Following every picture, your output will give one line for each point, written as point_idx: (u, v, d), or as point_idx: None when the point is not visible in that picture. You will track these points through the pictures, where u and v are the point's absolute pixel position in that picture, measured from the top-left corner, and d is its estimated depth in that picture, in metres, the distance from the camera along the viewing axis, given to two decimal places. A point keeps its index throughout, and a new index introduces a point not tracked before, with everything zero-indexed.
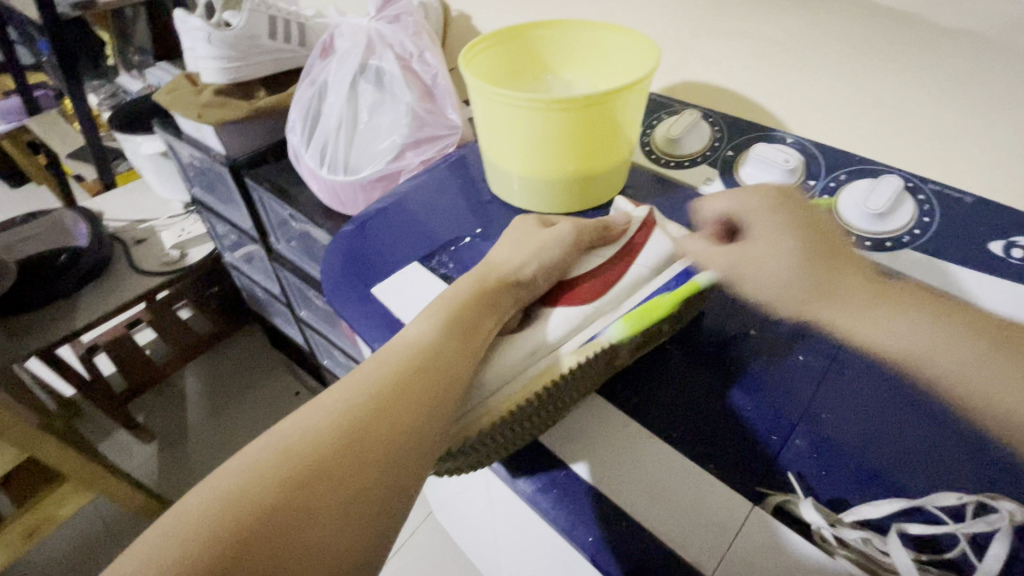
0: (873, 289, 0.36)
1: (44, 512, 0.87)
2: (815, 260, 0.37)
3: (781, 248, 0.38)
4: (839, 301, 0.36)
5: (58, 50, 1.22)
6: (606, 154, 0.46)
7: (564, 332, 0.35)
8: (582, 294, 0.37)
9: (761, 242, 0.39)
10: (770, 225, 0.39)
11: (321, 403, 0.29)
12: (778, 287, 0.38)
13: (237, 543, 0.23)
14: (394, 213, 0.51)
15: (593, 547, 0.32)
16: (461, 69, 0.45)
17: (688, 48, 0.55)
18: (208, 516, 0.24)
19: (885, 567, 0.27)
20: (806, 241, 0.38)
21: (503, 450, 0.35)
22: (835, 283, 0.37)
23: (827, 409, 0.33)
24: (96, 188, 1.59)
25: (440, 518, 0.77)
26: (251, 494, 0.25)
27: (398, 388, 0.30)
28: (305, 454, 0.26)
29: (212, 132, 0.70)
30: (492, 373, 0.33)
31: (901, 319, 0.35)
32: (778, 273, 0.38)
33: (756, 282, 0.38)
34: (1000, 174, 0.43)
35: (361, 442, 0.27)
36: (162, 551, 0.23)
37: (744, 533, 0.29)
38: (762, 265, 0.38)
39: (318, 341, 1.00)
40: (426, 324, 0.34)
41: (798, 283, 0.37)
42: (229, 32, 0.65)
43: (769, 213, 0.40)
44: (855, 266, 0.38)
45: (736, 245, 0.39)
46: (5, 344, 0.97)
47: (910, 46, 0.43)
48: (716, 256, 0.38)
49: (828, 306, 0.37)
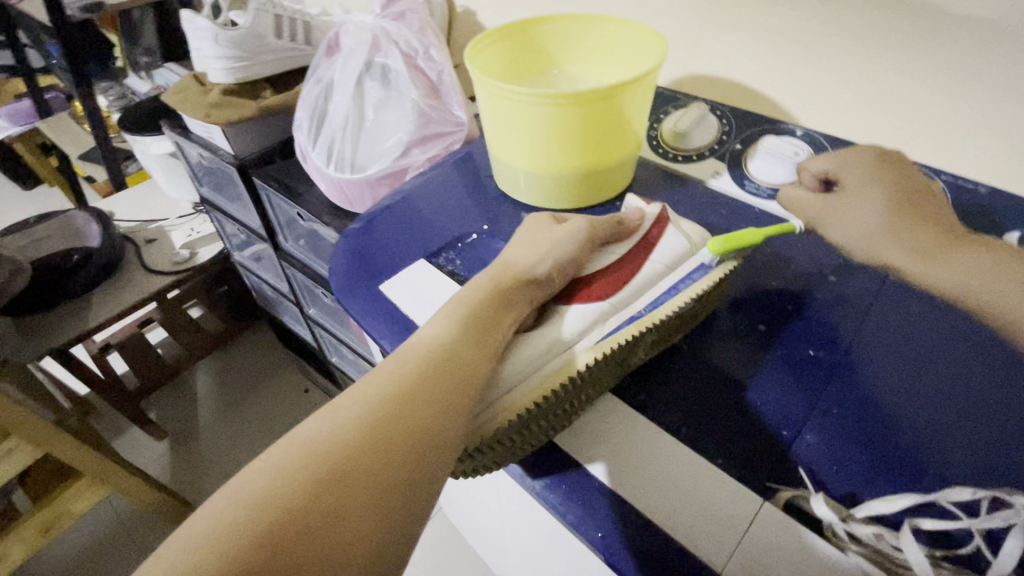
0: (943, 236, 0.39)
1: (60, 508, 0.89)
2: (903, 212, 0.41)
3: (871, 199, 0.42)
4: (914, 249, 0.39)
5: (68, 52, 1.23)
6: (612, 149, 0.45)
7: (579, 329, 0.34)
8: (596, 292, 0.36)
9: (853, 194, 0.43)
10: (862, 181, 0.43)
11: (337, 404, 0.29)
12: (867, 234, 0.41)
13: (264, 545, 0.23)
14: (402, 210, 0.52)
15: (602, 543, 0.32)
16: (467, 65, 0.44)
17: (694, 40, 0.55)
18: (230, 518, 0.23)
19: (898, 563, 0.27)
20: (894, 195, 0.42)
21: (516, 451, 0.34)
22: (917, 226, 0.40)
23: (839, 402, 0.33)
24: (107, 189, 1.62)
25: (451, 515, 0.77)
26: (273, 496, 0.24)
27: (417, 387, 0.30)
28: (326, 455, 0.26)
29: (220, 133, 0.70)
30: (509, 370, 0.33)
31: (974, 260, 0.37)
32: (866, 222, 0.41)
33: (844, 227, 0.42)
34: (1014, 165, 0.43)
35: (379, 441, 0.27)
36: (185, 552, 0.23)
37: (755, 529, 0.29)
38: (854, 212, 0.42)
39: (328, 339, 1.00)
40: (440, 323, 0.34)
41: (884, 233, 0.40)
42: (235, 32, 0.65)
43: (863, 172, 0.44)
44: (929, 216, 0.40)
45: (836, 195, 0.43)
46: (22, 343, 0.98)
47: (923, 36, 0.42)
48: (813, 203, 0.44)
49: (910, 257, 0.39)
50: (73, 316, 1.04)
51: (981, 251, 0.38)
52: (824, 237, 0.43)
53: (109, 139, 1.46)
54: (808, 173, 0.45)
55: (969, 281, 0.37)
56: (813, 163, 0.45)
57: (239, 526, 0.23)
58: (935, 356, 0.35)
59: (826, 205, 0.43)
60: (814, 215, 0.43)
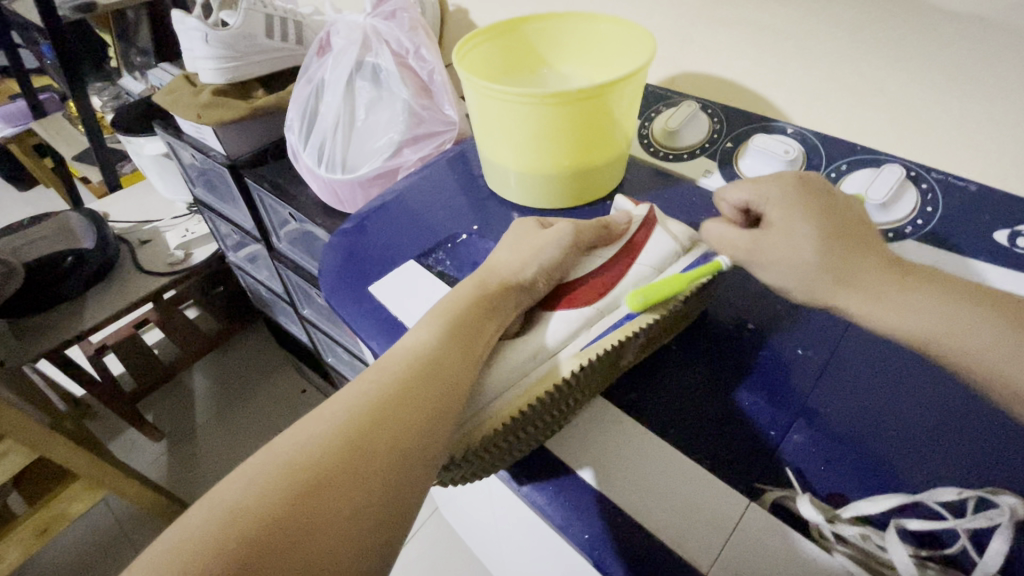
0: (895, 278, 0.32)
1: (55, 510, 0.88)
2: (833, 246, 0.33)
3: (802, 230, 0.34)
4: (861, 289, 0.32)
5: (60, 53, 1.23)
6: (602, 148, 0.45)
7: (564, 335, 0.34)
8: (581, 298, 0.36)
9: (780, 227, 0.35)
10: (788, 212, 0.35)
11: (323, 412, 0.29)
12: (802, 275, 0.34)
13: (245, 557, 0.23)
14: (392, 211, 0.51)
15: (587, 544, 0.32)
16: (455, 64, 0.44)
17: (686, 38, 0.54)
18: (211, 531, 0.23)
19: (883, 562, 0.27)
20: (825, 224, 0.34)
21: (506, 457, 0.34)
22: (857, 262, 0.33)
23: (831, 401, 0.33)
24: (102, 190, 1.61)
25: (445, 515, 0.76)
26: (252, 506, 0.24)
27: (401, 394, 0.29)
28: (307, 465, 0.26)
29: (212, 133, 0.70)
30: (495, 377, 0.33)
31: (933, 308, 0.31)
32: (800, 259, 0.34)
33: (774, 264, 0.35)
34: (1004, 163, 0.43)
35: (362, 449, 0.27)
36: (166, 565, 0.22)
37: (741, 528, 0.29)
38: (782, 249, 0.35)
39: (323, 339, 1.00)
40: (424, 330, 0.33)
41: (823, 269, 0.33)
42: (226, 32, 0.65)
43: (782, 200, 0.36)
44: (877, 251, 0.33)
45: (761, 230, 0.36)
46: (15, 346, 0.98)
47: (915, 31, 0.42)
48: (742, 238, 0.36)
49: (846, 295, 0.33)
50: (67, 318, 1.03)
51: (921, 290, 0.32)
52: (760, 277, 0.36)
53: (103, 139, 1.46)
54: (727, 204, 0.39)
55: (912, 318, 0.31)
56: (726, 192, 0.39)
57: (222, 541, 0.23)
58: (923, 359, 0.35)
59: (753, 239, 0.36)
60: (739, 255, 0.37)
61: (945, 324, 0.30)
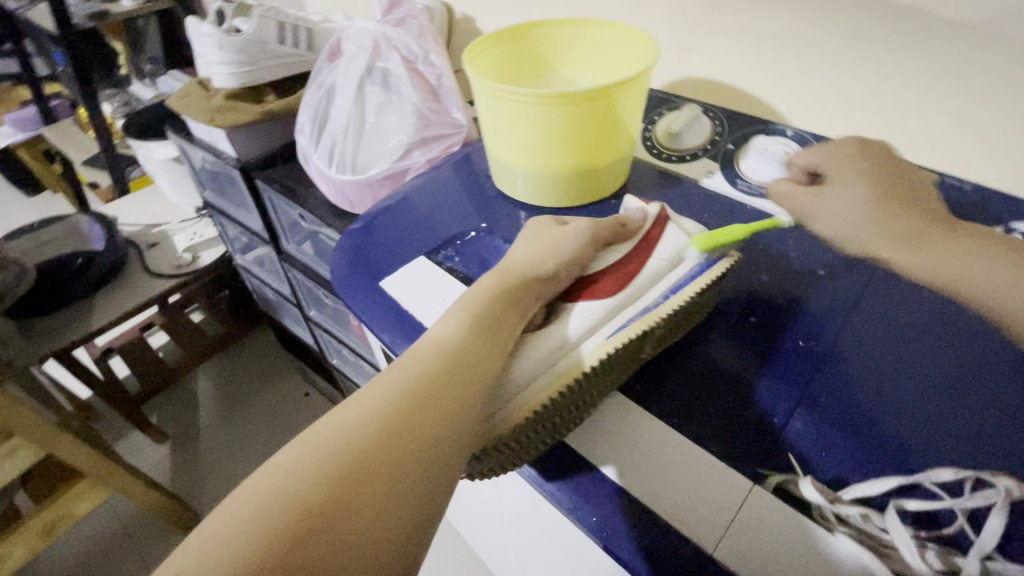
0: (926, 221, 0.38)
1: (62, 509, 0.89)
2: (886, 199, 0.39)
3: (853, 191, 0.40)
4: (898, 239, 0.39)
5: (74, 59, 1.25)
6: (608, 148, 0.47)
7: (586, 327, 0.35)
8: (602, 289, 0.37)
9: (837, 185, 0.41)
10: (851, 170, 0.41)
11: (353, 401, 0.30)
12: (848, 225, 0.41)
13: (283, 538, 0.24)
14: (403, 210, 0.53)
15: (595, 526, 0.34)
16: (465, 68, 0.46)
17: (688, 44, 0.56)
18: (249, 514, 0.24)
19: (885, 543, 0.28)
20: (880, 185, 0.40)
21: (527, 451, 0.35)
22: (899, 216, 0.39)
23: (852, 352, 0.36)
24: (110, 195, 1.63)
25: (450, 515, 0.77)
26: (287, 492, 0.25)
27: (427, 384, 0.30)
28: (336, 452, 0.27)
29: (224, 136, 0.72)
30: (516, 371, 0.33)
31: (947, 249, 0.37)
32: (849, 213, 0.41)
33: (825, 218, 0.42)
34: (1001, 162, 0.44)
35: (394, 438, 0.28)
36: (202, 546, 0.24)
37: (746, 508, 0.30)
38: (834, 208, 0.42)
39: (329, 341, 1.01)
40: (447, 324, 0.34)
41: (870, 220, 0.40)
42: (240, 38, 0.66)
43: (854, 162, 0.42)
44: (918, 206, 0.39)
45: (815, 189, 0.43)
46: (25, 346, 0.99)
47: (910, 36, 0.43)
48: (803, 195, 0.44)
49: (892, 247, 0.39)
50: (75, 319, 1.04)
51: (962, 241, 0.37)
52: (809, 230, 0.43)
53: (113, 144, 1.48)
54: (794, 169, 0.45)
55: (942, 267, 0.37)
56: (799, 159, 0.45)
57: (261, 524, 0.24)
58: (930, 352, 0.35)
59: (808, 198, 0.43)
60: (797, 212, 0.44)
61: (967, 270, 0.36)
